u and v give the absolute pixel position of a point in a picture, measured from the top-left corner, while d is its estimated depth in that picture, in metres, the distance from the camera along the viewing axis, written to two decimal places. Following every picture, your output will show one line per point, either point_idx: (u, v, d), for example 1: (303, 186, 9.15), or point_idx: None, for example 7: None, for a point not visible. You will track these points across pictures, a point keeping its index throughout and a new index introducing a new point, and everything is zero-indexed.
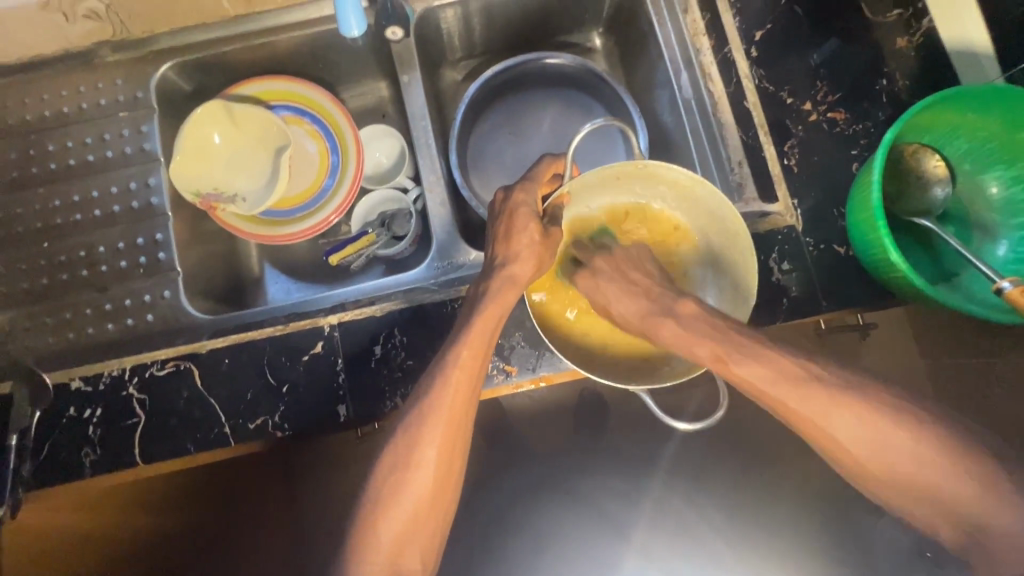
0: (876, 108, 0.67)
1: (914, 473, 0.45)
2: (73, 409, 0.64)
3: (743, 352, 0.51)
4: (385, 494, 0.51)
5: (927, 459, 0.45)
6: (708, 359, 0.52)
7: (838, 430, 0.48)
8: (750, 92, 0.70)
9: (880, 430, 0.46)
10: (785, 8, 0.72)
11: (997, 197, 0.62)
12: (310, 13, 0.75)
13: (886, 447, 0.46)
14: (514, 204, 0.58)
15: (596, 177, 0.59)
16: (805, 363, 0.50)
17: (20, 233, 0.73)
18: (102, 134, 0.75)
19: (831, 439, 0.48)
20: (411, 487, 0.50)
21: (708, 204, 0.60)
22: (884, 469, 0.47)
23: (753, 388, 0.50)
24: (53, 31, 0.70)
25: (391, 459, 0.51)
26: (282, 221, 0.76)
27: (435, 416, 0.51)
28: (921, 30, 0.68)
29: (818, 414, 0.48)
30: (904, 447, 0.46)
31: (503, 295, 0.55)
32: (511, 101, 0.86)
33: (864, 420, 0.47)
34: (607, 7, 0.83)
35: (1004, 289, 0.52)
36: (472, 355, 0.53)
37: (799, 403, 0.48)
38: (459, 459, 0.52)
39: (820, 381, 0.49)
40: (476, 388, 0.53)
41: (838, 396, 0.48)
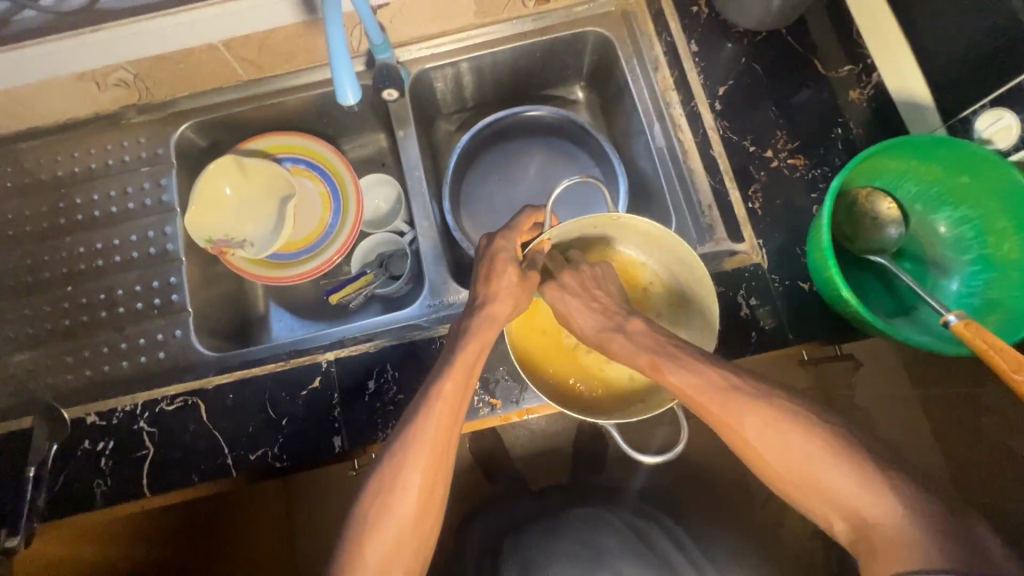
0: (832, 155, 0.73)
1: (809, 470, 0.47)
2: (88, 442, 0.68)
3: (676, 363, 0.56)
4: (371, 518, 0.54)
5: (814, 454, 0.47)
6: (646, 366, 0.58)
7: (748, 432, 0.50)
8: (716, 142, 0.76)
9: (784, 432, 0.49)
10: (746, 65, 0.78)
11: (948, 236, 0.66)
12: (315, 77, 0.83)
13: (784, 445, 0.49)
14: (495, 249, 0.63)
15: (573, 226, 0.64)
16: (726, 369, 0.54)
17: (47, 278, 0.79)
18: (125, 187, 0.82)
19: (744, 442, 0.51)
20: (397, 510, 0.54)
21: (676, 250, 0.65)
22: (789, 472, 0.48)
23: (684, 396, 0.54)
24: (86, 98, 0.79)
25: (378, 485, 0.55)
26: (288, 263, 0.82)
27: (419, 446, 0.55)
28: (870, 83, 0.74)
29: (731, 417, 0.51)
30: (803, 447, 0.48)
31: (482, 333, 0.60)
32: (500, 150, 0.93)
33: (770, 421, 0.50)
34: (586, 64, 0.90)
35: (950, 322, 0.55)
36: (455, 386, 0.58)
37: (717, 406, 0.52)
38: (441, 485, 0.56)
39: (737, 388, 0.52)
40: (458, 418, 0.57)
41: (751, 401, 0.51)
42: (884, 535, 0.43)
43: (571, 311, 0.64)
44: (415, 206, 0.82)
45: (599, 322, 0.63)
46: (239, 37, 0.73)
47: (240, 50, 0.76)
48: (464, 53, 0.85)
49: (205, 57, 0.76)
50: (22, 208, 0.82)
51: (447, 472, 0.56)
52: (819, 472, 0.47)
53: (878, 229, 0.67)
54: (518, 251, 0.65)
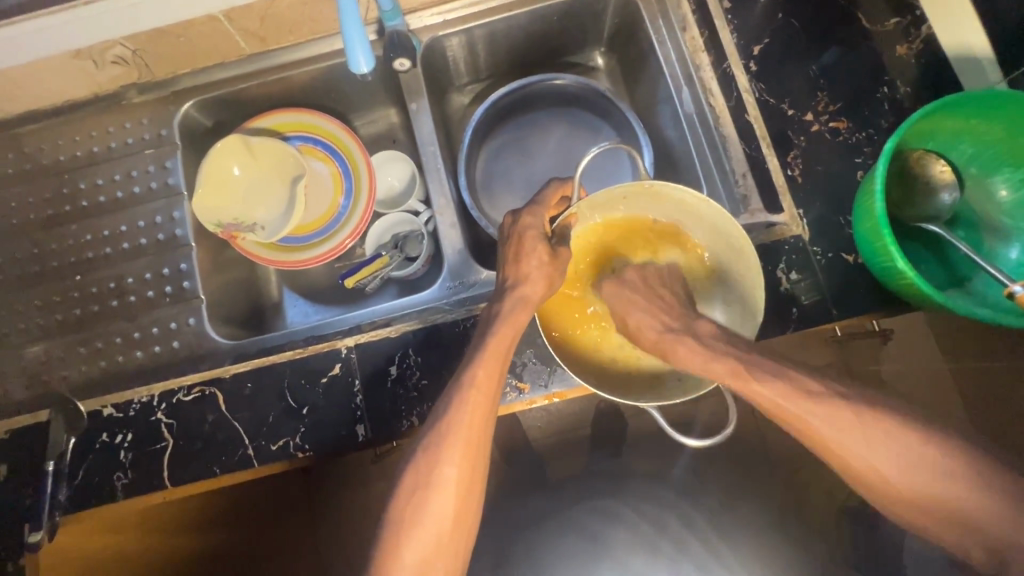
0: (877, 116, 0.68)
1: (933, 489, 0.48)
2: (106, 434, 0.66)
3: (766, 370, 0.53)
4: (406, 512, 0.52)
5: (949, 479, 0.48)
6: (727, 374, 0.54)
7: (860, 453, 0.50)
8: (750, 106, 0.71)
9: (905, 452, 0.49)
10: (782, 22, 0.73)
11: (1007, 200, 0.62)
12: (322, 48, 0.78)
13: (917, 469, 0.48)
14: (521, 227, 0.60)
15: (602, 197, 0.61)
16: (820, 384, 0.52)
17: (55, 267, 0.77)
18: (130, 170, 0.79)
19: (852, 459, 0.50)
20: (435, 505, 0.52)
21: (713, 219, 0.61)
22: (925, 499, 0.49)
23: (774, 405, 0.52)
24: (84, 77, 0.75)
25: (413, 481, 0.52)
26: (300, 247, 0.79)
27: (452, 436, 0.52)
28: (920, 37, 0.68)
29: (835, 439, 0.50)
30: (934, 464, 0.48)
31: (515, 315, 0.57)
32: (517, 123, 0.88)
33: (893, 438, 0.49)
34: (607, 29, 0.85)
35: (1016, 293, 0.52)
36: (488, 370, 0.55)
37: (827, 425, 0.50)
38: (478, 477, 0.53)
39: (830, 399, 0.51)
40: (492, 405, 0.55)
41: (858, 418, 0.50)
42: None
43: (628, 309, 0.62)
44: (431, 182, 0.78)
45: (656, 324, 0.60)
46: (240, 6, 0.69)
47: (242, 21, 0.71)
48: (478, 19, 0.80)
49: (206, 30, 0.72)
50: (26, 195, 0.79)
51: (484, 463, 0.54)
52: (950, 494, 0.48)
53: (930, 194, 0.63)
54: (546, 226, 0.61)
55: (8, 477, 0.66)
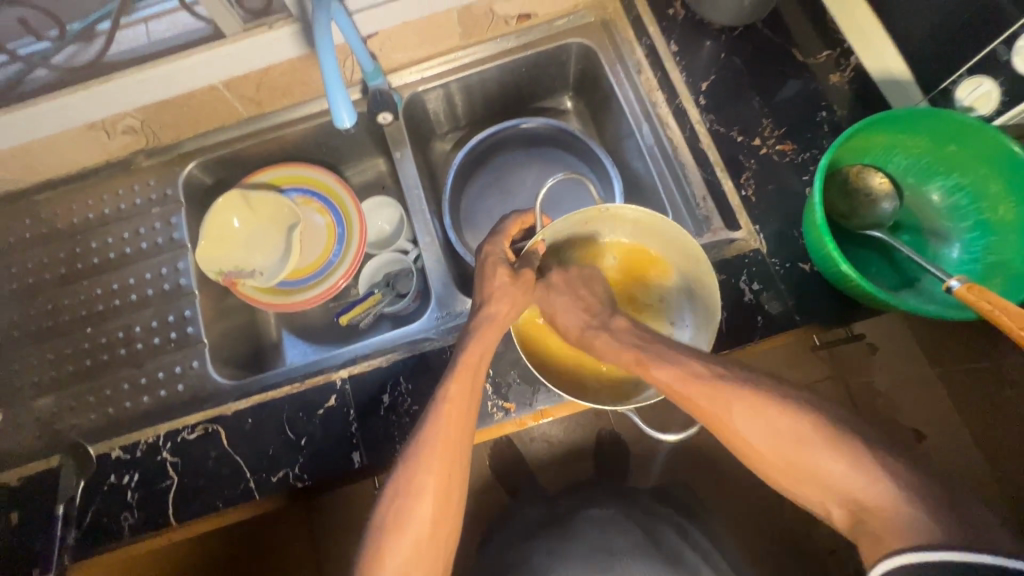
0: (819, 137, 0.75)
1: (802, 460, 0.49)
2: (113, 476, 0.69)
3: (661, 358, 0.57)
4: (387, 522, 0.53)
5: (814, 441, 0.48)
6: (633, 362, 0.60)
7: (741, 428, 0.51)
8: (704, 135, 0.78)
9: (777, 422, 0.50)
10: (725, 60, 0.81)
11: (942, 205, 0.67)
12: (312, 108, 0.86)
13: (782, 437, 0.50)
14: (484, 255, 0.67)
15: (567, 224, 0.66)
16: (718, 368, 0.55)
17: (67, 320, 0.81)
18: (138, 228, 0.85)
19: (735, 433, 0.52)
20: (416, 514, 0.53)
21: (668, 235, 0.66)
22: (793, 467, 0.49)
23: (670, 387, 0.56)
24: (96, 146, 0.82)
25: (393, 490, 0.55)
26: (296, 289, 0.84)
27: (431, 445, 0.55)
28: (849, 67, 0.76)
29: (723, 412, 0.52)
30: (796, 432, 0.49)
31: (484, 334, 0.62)
32: (495, 164, 0.95)
33: (761, 412, 0.51)
34: (572, 75, 0.93)
35: (953, 288, 0.56)
36: (460, 383, 0.59)
37: (707, 400, 0.53)
38: (457, 486, 0.56)
39: (726, 378, 0.54)
40: (467, 417, 0.58)
41: (748, 392, 0.52)
42: (879, 516, 0.45)
43: (557, 310, 0.66)
44: (417, 223, 0.84)
45: (581, 321, 0.65)
46: (237, 76, 0.77)
47: (239, 89, 0.79)
48: (453, 74, 0.88)
49: (207, 99, 0.80)
50: (40, 256, 0.85)
51: (460, 472, 0.56)
52: (818, 461, 0.48)
53: (873, 204, 0.68)
54: (510, 254, 0.68)
55: (19, 524, 0.68)
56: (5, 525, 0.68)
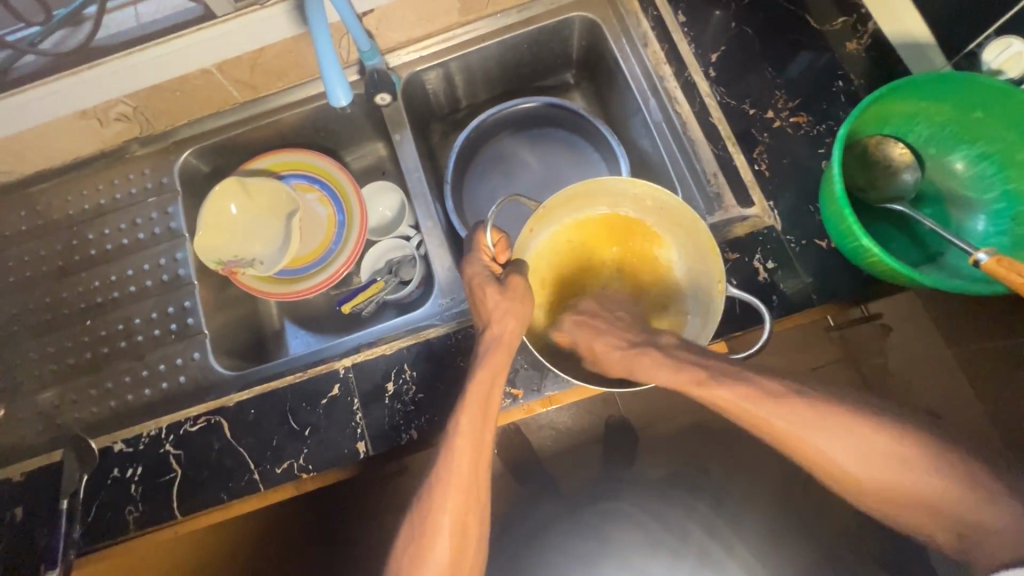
0: (834, 108, 0.72)
1: (900, 480, 0.54)
2: (117, 469, 0.68)
3: (721, 374, 0.59)
4: (410, 560, 0.56)
5: (906, 469, 0.54)
6: (691, 381, 0.59)
7: (827, 449, 0.55)
8: (714, 108, 0.75)
9: (856, 446, 0.55)
10: (735, 30, 0.77)
11: (965, 174, 0.65)
12: (308, 91, 0.84)
13: (870, 455, 0.55)
14: (470, 276, 0.65)
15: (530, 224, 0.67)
16: (789, 387, 0.58)
17: (66, 314, 0.80)
18: (134, 218, 0.83)
19: (820, 455, 0.56)
20: (438, 554, 0.55)
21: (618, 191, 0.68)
22: (861, 481, 0.56)
23: (737, 407, 0.58)
24: (89, 134, 0.80)
25: (413, 529, 0.57)
26: (298, 278, 0.83)
27: (445, 484, 0.57)
28: (867, 33, 0.73)
29: (802, 433, 0.56)
30: (879, 450, 0.54)
31: (492, 359, 0.61)
32: (499, 146, 0.93)
33: (843, 435, 0.55)
34: (575, 52, 0.90)
35: (980, 261, 0.53)
36: (472, 423, 0.58)
37: (787, 421, 0.56)
38: (477, 522, 0.57)
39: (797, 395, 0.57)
40: (483, 455, 0.58)
41: (812, 409, 0.57)
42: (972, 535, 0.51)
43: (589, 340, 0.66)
44: (419, 207, 0.82)
45: None
46: (230, 59, 0.74)
47: (233, 72, 0.77)
48: (453, 52, 0.85)
49: (200, 83, 0.77)
50: (38, 249, 0.83)
51: (481, 509, 0.57)
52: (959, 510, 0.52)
53: (893, 176, 0.65)
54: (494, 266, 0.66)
55: (24, 519, 0.68)
56: (9, 521, 0.68)
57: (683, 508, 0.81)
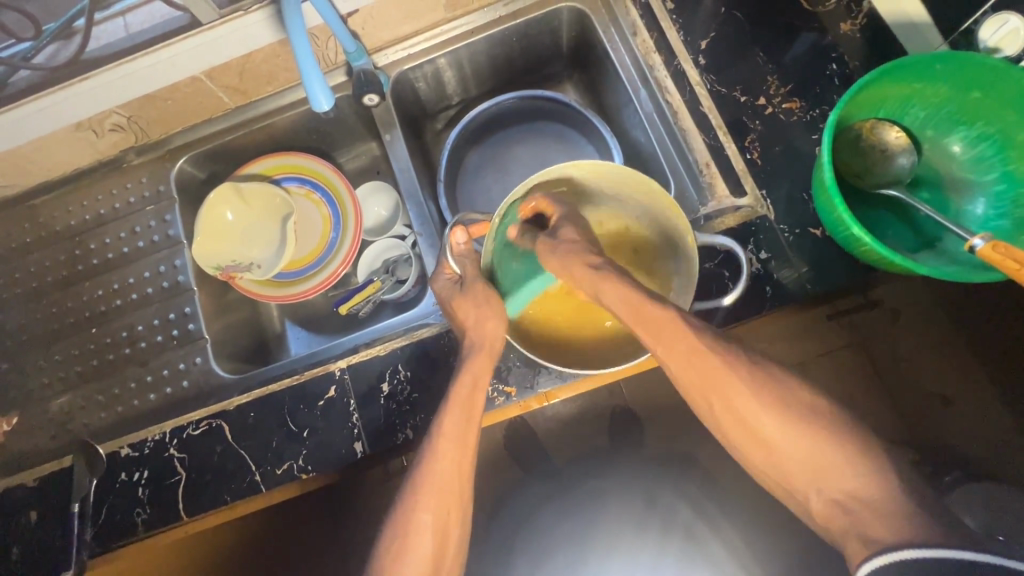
0: (828, 91, 0.70)
1: (795, 448, 0.53)
2: (124, 473, 0.70)
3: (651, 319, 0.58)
4: (393, 555, 0.57)
5: (801, 429, 0.53)
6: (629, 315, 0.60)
7: (742, 407, 0.55)
8: (705, 97, 0.73)
9: (761, 407, 0.54)
10: (726, 16, 0.76)
11: (964, 156, 0.63)
12: (298, 94, 0.84)
13: (776, 418, 0.54)
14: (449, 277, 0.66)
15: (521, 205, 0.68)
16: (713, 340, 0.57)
17: (72, 322, 0.82)
18: (134, 227, 0.84)
19: (746, 424, 0.55)
20: (416, 549, 0.57)
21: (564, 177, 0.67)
22: (773, 446, 0.54)
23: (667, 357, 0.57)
24: (87, 146, 0.82)
25: (396, 524, 0.58)
26: (295, 281, 0.84)
27: (424, 483, 0.58)
28: (862, 12, 0.71)
29: (722, 399, 0.55)
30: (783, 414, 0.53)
31: (473, 360, 0.62)
32: (491, 142, 0.92)
33: (757, 398, 0.54)
34: (565, 44, 0.89)
35: (976, 247, 0.52)
36: (451, 419, 0.60)
37: (704, 378, 0.56)
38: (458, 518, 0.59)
39: (720, 358, 0.56)
40: (466, 453, 0.59)
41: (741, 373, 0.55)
42: None
43: None
44: (411, 207, 0.82)
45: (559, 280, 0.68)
46: (218, 65, 0.74)
47: (222, 78, 0.77)
48: (440, 49, 0.84)
49: (190, 91, 0.78)
50: (43, 260, 0.85)
51: (462, 503, 0.59)
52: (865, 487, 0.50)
53: (889, 160, 0.64)
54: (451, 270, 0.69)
55: (39, 522, 0.70)
56: (26, 523, 0.71)
57: (673, 490, 0.87)
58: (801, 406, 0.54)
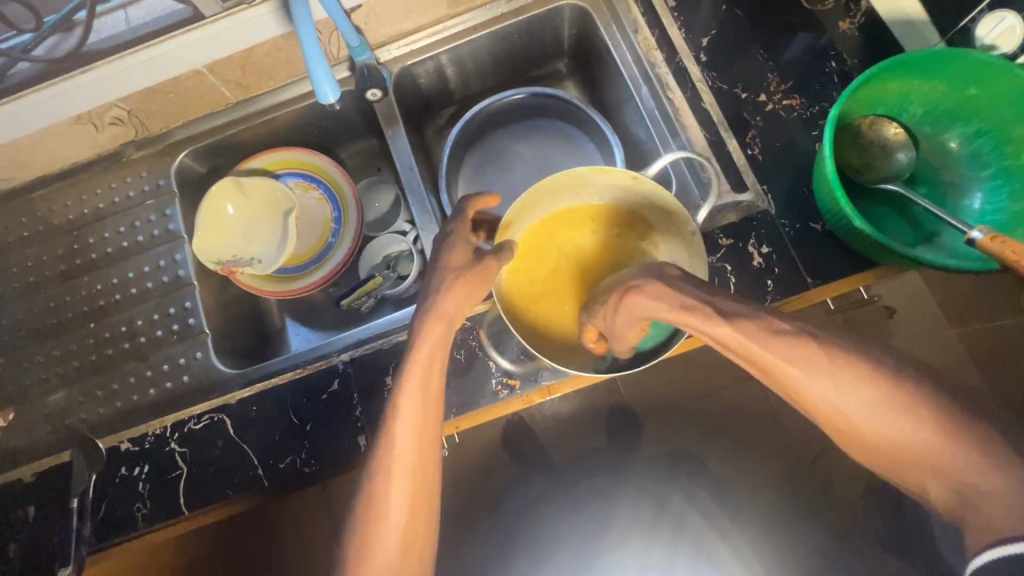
0: (828, 88, 0.71)
1: (897, 437, 0.52)
2: (124, 468, 0.70)
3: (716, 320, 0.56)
4: (365, 531, 0.58)
5: (899, 419, 0.52)
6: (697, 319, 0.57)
7: (835, 405, 0.54)
8: (706, 94, 0.74)
9: (859, 399, 0.53)
10: (727, 14, 0.77)
11: (961, 152, 0.64)
12: (300, 89, 0.84)
13: (875, 411, 0.53)
14: None
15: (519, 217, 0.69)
16: (784, 331, 0.55)
17: (70, 317, 0.81)
18: (133, 221, 0.84)
19: (843, 418, 0.54)
20: (387, 524, 0.58)
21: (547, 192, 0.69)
22: (875, 437, 0.53)
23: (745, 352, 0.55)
24: (86, 139, 0.81)
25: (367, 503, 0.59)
26: (296, 275, 0.83)
27: (390, 458, 0.58)
28: (860, 11, 0.73)
29: (815, 396, 0.54)
30: (887, 407, 0.52)
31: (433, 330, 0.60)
32: (492, 139, 0.93)
33: (853, 390, 0.53)
34: (567, 41, 0.89)
35: (976, 239, 0.53)
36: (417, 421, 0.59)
37: (800, 381, 0.54)
38: (428, 490, 0.59)
39: (810, 358, 0.54)
40: (427, 427, 0.60)
41: (836, 366, 0.54)
42: None
43: None
44: (413, 202, 0.82)
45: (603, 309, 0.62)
46: (221, 59, 0.74)
47: (224, 72, 0.77)
48: (443, 45, 0.85)
49: (192, 84, 0.78)
50: (40, 254, 0.84)
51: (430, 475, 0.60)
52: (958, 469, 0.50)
53: (888, 156, 0.65)
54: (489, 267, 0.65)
55: (37, 518, 0.69)
56: (23, 519, 0.70)
57: None
58: (898, 392, 0.52)
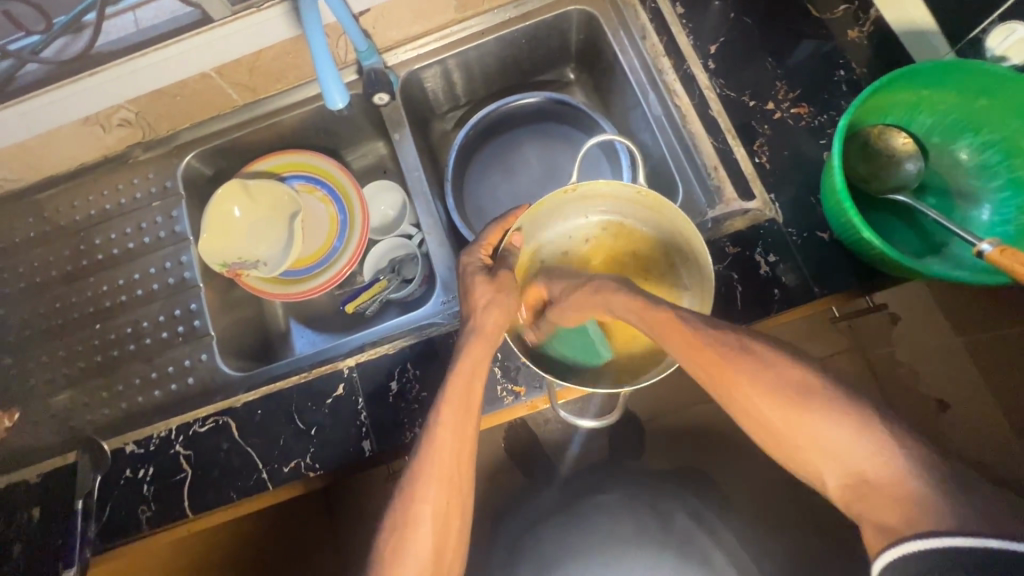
0: (837, 97, 0.71)
1: (811, 435, 0.49)
2: (129, 470, 0.70)
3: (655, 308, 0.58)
4: (388, 554, 0.56)
5: (813, 413, 0.49)
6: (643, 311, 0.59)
7: (758, 394, 0.51)
8: (714, 101, 0.74)
9: (780, 390, 0.51)
10: (735, 21, 0.76)
11: (970, 163, 0.64)
12: (307, 92, 0.84)
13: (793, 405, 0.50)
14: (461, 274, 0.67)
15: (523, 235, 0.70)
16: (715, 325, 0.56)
17: (75, 318, 0.82)
18: (140, 223, 0.84)
19: (760, 412, 0.51)
20: (415, 548, 0.56)
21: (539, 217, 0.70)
22: (794, 435, 0.49)
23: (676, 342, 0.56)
24: (93, 140, 0.81)
25: (393, 522, 0.57)
26: (302, 278, 0.83)
27: (425, 476, 0.57)
28: (870, 20, 0.72)
29: (737, 386, 0.53)
30: (804, 402, 0.49)
31: (474, 350, 0.62)
32: (498, 143, 0.92)
33: (775, 382, 0.51)
34: (574, 46, 0.89)
35: (985, 251, 0.53)
36: (436, 491, 0.57)
37: (718, 369, 0.54)
38: (459, 514, 0.58)
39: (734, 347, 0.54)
40: (464, 448, 0.59)
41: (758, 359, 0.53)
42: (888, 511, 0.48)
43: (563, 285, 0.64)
44: (419, 207, 0.82)
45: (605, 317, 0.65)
46: (228, 62, 0.74)
47: (232, 75, 0.77)
48: (450, 50, 0.85)
49: (200, 87, 0.78)
50: (46, 255, 0.84)
51: (461, 495, 0.58)
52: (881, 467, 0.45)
53: (897, 166, 0.65)
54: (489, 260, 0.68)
55: (41, 518, 0.70)
56: (28, 520, 0.70)
57: None
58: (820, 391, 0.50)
